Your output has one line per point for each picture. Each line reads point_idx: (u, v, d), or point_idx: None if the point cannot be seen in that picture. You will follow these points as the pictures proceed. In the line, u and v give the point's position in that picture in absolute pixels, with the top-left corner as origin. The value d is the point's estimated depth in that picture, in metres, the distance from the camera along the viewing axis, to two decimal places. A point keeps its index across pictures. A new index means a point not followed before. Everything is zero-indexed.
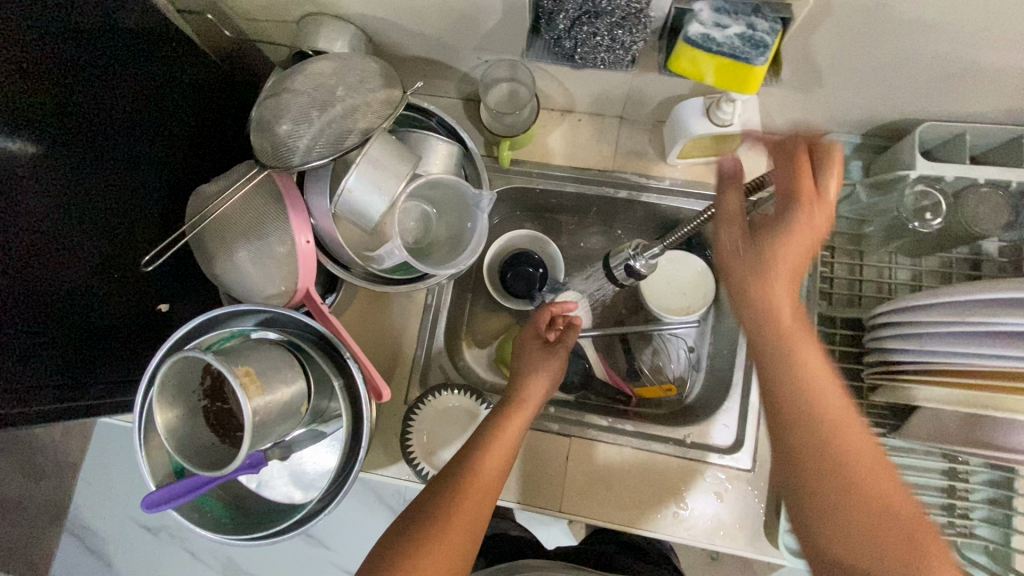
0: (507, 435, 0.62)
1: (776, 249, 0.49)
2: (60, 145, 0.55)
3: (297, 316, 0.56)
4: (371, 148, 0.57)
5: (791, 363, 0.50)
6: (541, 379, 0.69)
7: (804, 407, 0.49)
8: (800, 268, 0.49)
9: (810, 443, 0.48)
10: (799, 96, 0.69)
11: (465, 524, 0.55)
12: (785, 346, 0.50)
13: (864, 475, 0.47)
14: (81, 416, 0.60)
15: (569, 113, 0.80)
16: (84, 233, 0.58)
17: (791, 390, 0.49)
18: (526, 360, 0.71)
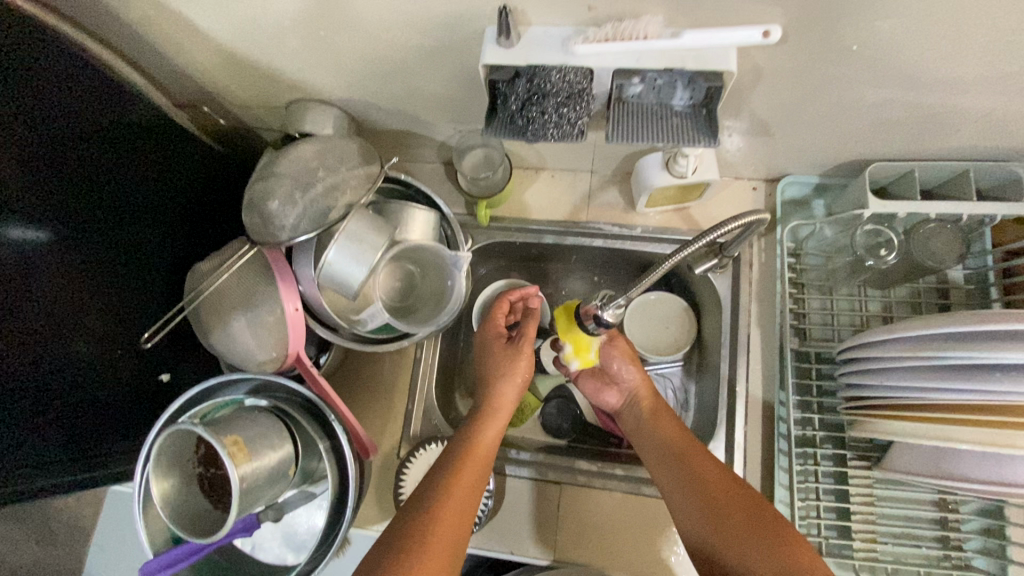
0: (485, 446, 0.66)
1: (645, 426, 0.72)
2: (63, 234, 0.61)
3: (285, 383, 0.59)
4: (350, 223, 0.62)
5: (635, 412, 0.75)
6: (511, 383, 0.72)
7: (642, 438, 0.72)
8: (664, 410, 0.73)
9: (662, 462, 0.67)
10: (755, 145, 0.74)
11: (442, 551, 0.55)
12: (642, 421, 0.73)
13: (708, 474, 0.63)
14: (73, 487, 0.63)
15: (543, 170, 0.85)
16: (85, 316, 0.64)
17: (643, 432, 0.72)
18: (494, 365, 0.74)
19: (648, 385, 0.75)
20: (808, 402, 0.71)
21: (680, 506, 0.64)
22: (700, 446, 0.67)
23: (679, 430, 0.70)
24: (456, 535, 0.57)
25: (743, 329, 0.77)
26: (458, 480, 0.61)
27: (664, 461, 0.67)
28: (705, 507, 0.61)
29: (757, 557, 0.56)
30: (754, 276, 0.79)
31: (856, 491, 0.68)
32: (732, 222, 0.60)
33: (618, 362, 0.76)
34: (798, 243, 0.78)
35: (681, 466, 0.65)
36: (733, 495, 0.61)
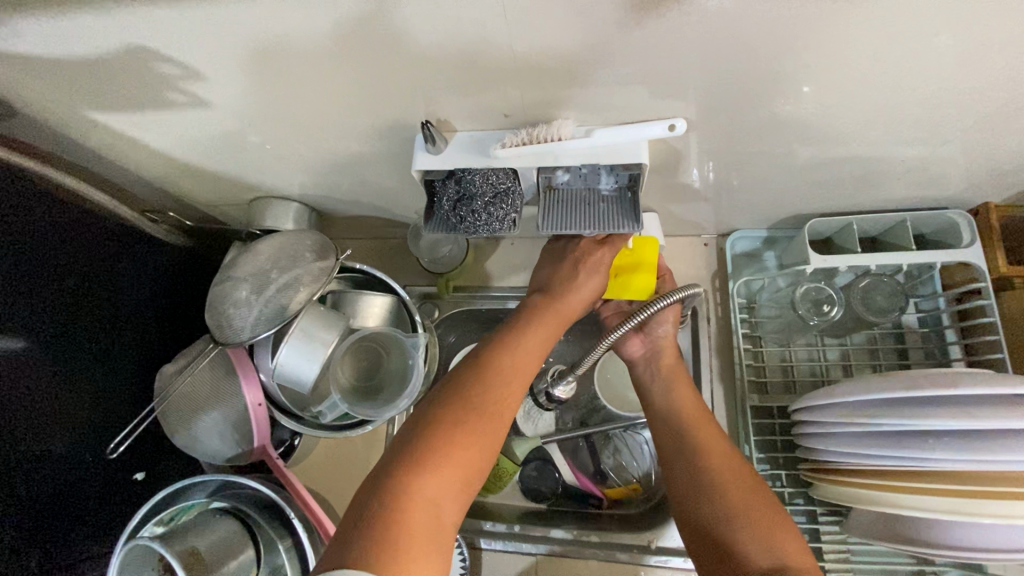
0: (540, 340, 0.62)
1: (660, 383, 0.71)
2: (40, 343, 0.65)
3: (245, 482, 0.61)
4: (301, 322, 0.64)
5: (670, 372, 0.72)
6: (580, 296, 0.67)
7: (671, 400, 0.69)
8: (687, 384, 0.70)
9: (681, 427, 0.65)
10: (700, 205, 0.76)
11: (481, 438, 0.51)
12: (675, 383, 0.70)
13: (712, 448, 0.61)
14: None
15: (502, 240, 0.88)
16: (58, 424, 0.66)
17: (676, 392, 0.69)
18: (566, 275, 0.68)
19: (675, 350, 0.75)
20: (775, 458, 0.71)
21: (683, 458, 0.62)
22: (712, 422, 0.65)
23: (691, 400, 0.68)
24: (505, 421, 0.54)
25: (706, 385, 0.77)
26: (516, 366, 0.58)
27: (684, 426, 0.65)
28: (708, 482, 0.58)
29: (737, 522, 0.54)
30: (713, 330, 0.80)
31: (830, 548, 0.67)
32: (670, 296, 0.62)
33: (662, 320, 0.74)
34: (751, 295, 0.79)
35: (689, 438, 0.63)
36: (733, 469, 0.59)
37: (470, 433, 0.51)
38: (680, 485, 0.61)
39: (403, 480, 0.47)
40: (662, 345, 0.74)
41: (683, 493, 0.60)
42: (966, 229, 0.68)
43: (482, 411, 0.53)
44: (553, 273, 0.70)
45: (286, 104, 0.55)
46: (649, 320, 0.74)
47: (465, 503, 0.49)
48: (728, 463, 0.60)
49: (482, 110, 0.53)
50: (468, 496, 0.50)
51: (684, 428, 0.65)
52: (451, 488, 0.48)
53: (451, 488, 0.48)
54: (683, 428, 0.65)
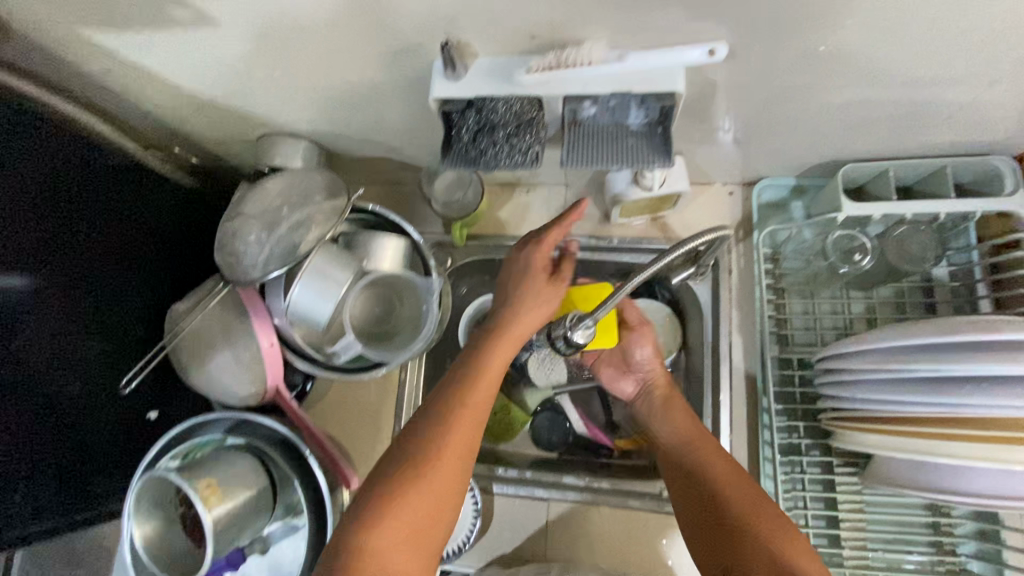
0: (493, 369, 0.60)
1: (658, 409, 0.74)
2: (44, 283, 0.61)
3: (262, 420, 0.61)
4: (314, 259, 0.63)
5: (661, 398, 0.75)
6: (532, 314, 0.63)
7: (665, 426, 0.72)
8: (680, 406, 0.73)
9: (683, 451, 0.68)
10: (727, 149, 0.72)
11: (434, 492, 0.52)
12: (667, 408, 0.73)
13: (712, 467, 0.64)
14: (61, 529, 0.66)
15: (518, 185, 0.85)
16: (65, 363, 0.63)
17: (670, 417, 0.72)
18: (518, 292, 0.64)
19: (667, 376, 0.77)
20: (793, 410, 0.71)
21: (687, 485, 0.65)
22: (710, 438, 0.68)
23: (686, 421, 0.71)
24: (457, 465, 0.53)
25: (725, 337, 0.76)
26: (464, 406, 0.56)
27: (683, 450, 0.68)
28: (710, 501, 0.62)
29: (752, 543, 0.56)
30: (735, 282, 0.78)
31: (844, 498, 0.67)
32: (696, 238, 0.60)
33: (638, 350, 0.76)
34: (776, 246, 0.76)
35: (684, 457, 0.67)
36: (729, 479, 0.62)
37: (418, 492, 0.51)
38: (693, 512, 0.64)
39: (358, 542, 0.49)
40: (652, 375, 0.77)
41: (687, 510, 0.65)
42: (1010, 177, 0.65)
43: (430, 466, 0.52)
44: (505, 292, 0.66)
45: (293, 24, 0.51)
46: (629, 353, 0.77)
47: (429, 554, 0.51)
48: (729, 481, 0.62)
49: (506, 32, 0.49)
50: (429, 542, 0.52)
51: (683, 452, 0.68)
52: (408, 543, 0.50)
53: (408, 545, 0.50)
54: (683, 452, 0.68)
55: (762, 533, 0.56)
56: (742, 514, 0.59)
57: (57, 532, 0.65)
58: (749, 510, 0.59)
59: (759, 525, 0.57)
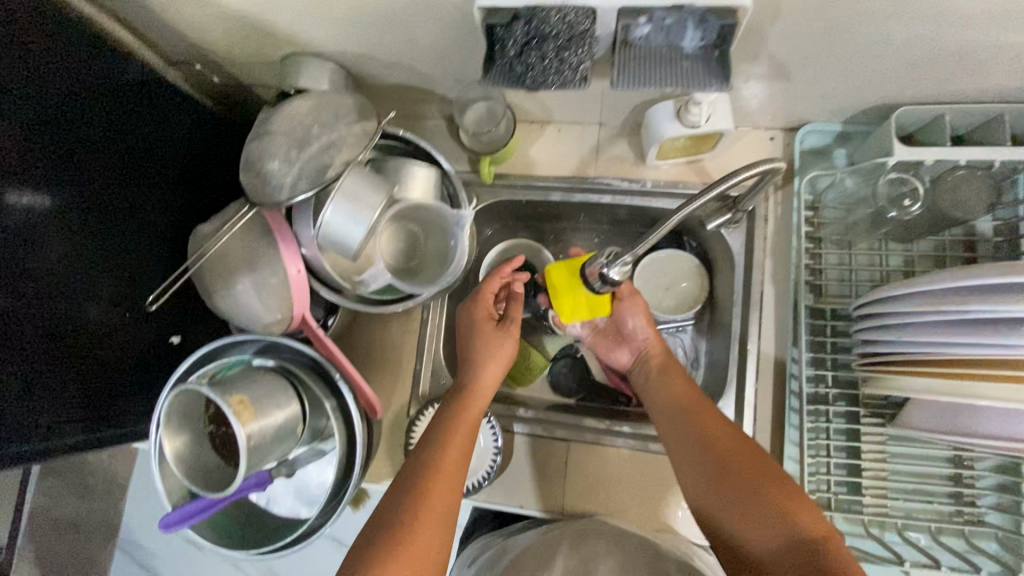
0: (463, 427, 0.64)
1: (653, 380, 0.71)
2: (64, 202, 0.58)
3: (291, 343, 0.60)
4: (345, 181, 0.60)
5: (654, 374, 0.72)
6: (494, 366, 0.70)
7: (663, 400, 0.68)
8: (679, 377, 0.70)
9: (681, 421, 0.64)
10: (774, 89, 0.68)
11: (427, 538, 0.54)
12: (665, 383, 0.70)
13: (715, 432, 0.61)
14: (96, 445, 0.65)
15: (549, 124, 0.82)
16: (83, 280, 0.61)
17: (667, 390, 0.69)
18: (481, 343, 0.71)
19: (662, 344, 0.74)
20: (822, 359, 0.70)
21: (688, 453, 0.61)
22: (709, 403, 0.65)
23: (685, 391, 0.68)
24: (444, 510, 0.57)
25: (756, 286, 0.74)
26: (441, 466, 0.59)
27: (681, 421, 0.64)
28: (715, 468, 0.58)
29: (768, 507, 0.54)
30: (770, 231, 0.76)
31: (868, 447, 0.67)
32: (743, 170, 0.59)
33: (633, 320, 0.74)
34: (816, 194, 0.74)
35: (686, 424, 0.63)
36: (732, 445, 0.59)
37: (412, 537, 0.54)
38: (696, 480, 0.60)
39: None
40: (648, 350, 0.74)
41: (691, 484, 0.60)
42: None
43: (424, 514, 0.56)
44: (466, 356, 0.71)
45: None
46: (622, 324, 0.76)
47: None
48: (736, 447, 0.59)
49: None
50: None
51: (682, 423, 0.64)
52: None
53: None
54: (682, 423, 0.64)
55: (777, 498, 0.54)
56: (753, 479, 0.56)
57: (91, 449, 0.65)
58: (761, 475, 0.56)
59: (774, 488, 0.55)
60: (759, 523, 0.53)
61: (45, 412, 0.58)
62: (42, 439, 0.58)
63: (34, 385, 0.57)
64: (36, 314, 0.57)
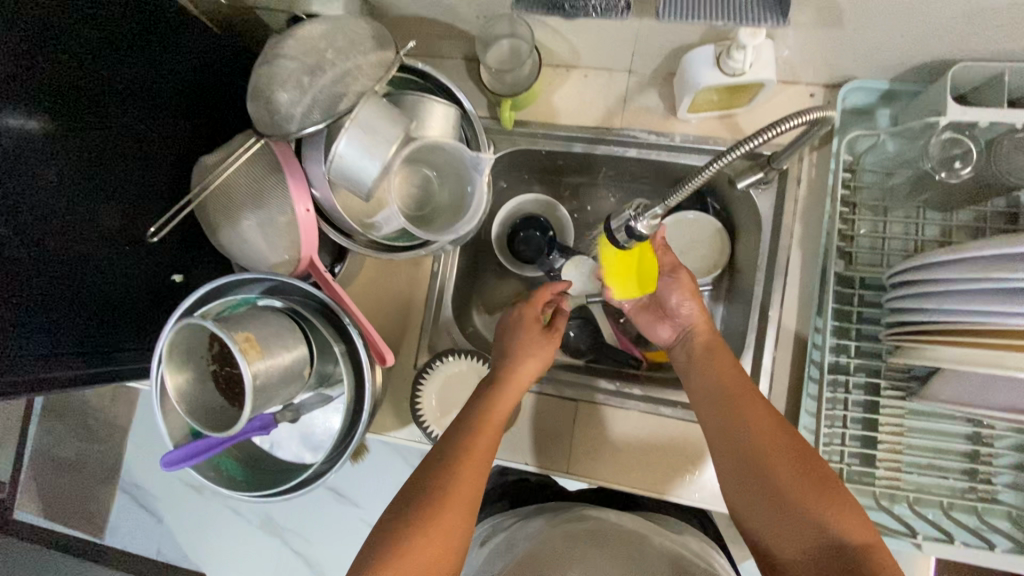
0: (494, 419, 0.64)
1: (696, 362, 0.66)
2: (60, 124, 0.55)
3: (299, 284, 0.57)
4: (361, 111, 0.55)
5: (695, 352, 0.67)
6: (532, 363, 0.69)
7: (705, 383, 0.64)
8: (726, 359, 0.65)
9: (725, 410, 0.60)
10: (822, 39, 0.64)
11: (444, 535, 0.55)
12: (708, 363, 0.65)
13: (761, 427, 0.57)
14: (106, 380, 0.63)
15: (575, 69, 0.77)
16: (75, 202, 0.57)
17: (711, 372, 0.64)
18: (520, 346, 0.70)
19: (708, 323, 0.69)
20: (846, 329, 0.68)
21: (730, 447, 0.59)
22: (754, 390, 0.61)
23: (730, 377, 0.62)
24: (463, 507, 0.57)
25: (783, 250, 0.71)
26: (471, 453, 0.60)
27: (724, 408, 0.60)
28: (757, 467, 0.56)
29: (811, 516, 0.52)
30: (802, 194, 0.72)
31: (886, 420, 0.65)
32: (792, 117, 0.55)
33: (677, 296, 0.70)
34: (854, 156, 0.70)
35: (726, 414, 0.60)
36: (778, 445, 0.56)
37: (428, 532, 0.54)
38: (735, 474, 0.58)
39: None
40: (695, 325, 0.69)
41: (725, 475, 0.59)
42: None
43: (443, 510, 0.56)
44: (502, 354, 0.71)
45: None
46: (664, 300, 0.72)
47: None
48: (781, 445, 0.56)
49: None
50: None
51: (724, 411, 0.60)
52: None
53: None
54: (724, 411, 0.60)
55: (822, 508, 0.52)
56: (797, 483, 0.54)
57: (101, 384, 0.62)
58: (807, 479, 0.54)
59: (820, 494, 0.52)
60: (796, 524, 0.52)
61: (36, 339, 0.55)
62: (49, 370, 0.56)
63: (34, 314, 0.54)
64: (23, 231, 0.53)
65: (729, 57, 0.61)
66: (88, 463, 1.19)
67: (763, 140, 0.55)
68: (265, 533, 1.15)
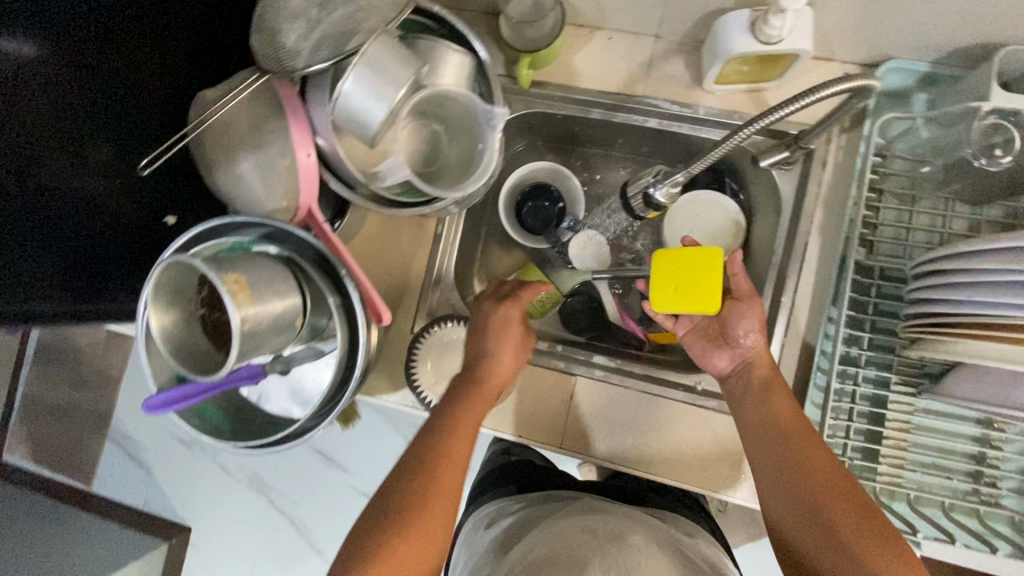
0: (469, 422, 0.63)
1: (750, 393, 0.62)
2: (54, 47, 0.51)
3: (297, 232, 0.54)
4: (370, 49, 0.52)
5: (747, 382, 0.63)
6: (500, 368, 0.66)
7: (759, 417, 0.60)
8: (783, 395, 0.60)
9: (782, 450, 0.57)
10: (865, 11, 0.60)
11: (422, 543, 0.55)
12: (764, 396, 0.61)
13: (822, 474, 0.54)
14: (91, 315, 0.61)
15: (599, 30, 0.73)
16: (58, 129, 0.54)
17: (767, 407, 0.60)
18: (493, 348, 0.67)
19: (770, 359, 0.64)
20: (860, 320, 0.65)
21: (786, 490, 0.56)
22: (811, 431, 0.57)
23: (792, 418, 0.58)
24: (440, 525, 0.57)
25: (802, 235, 0.69)
26: (448, 458, 0.60)
27: (781, 449, 0.57)
28: (816, 517, 0.53)
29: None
30: (826, 177, 0.69)
31: (894, 415, 0.63)
32: (831, 85, 0.52)
33: (744, 325, 0.64)
34: (885, 141, 0.67)
35: (783, 455, 0.57)
36: (839, 493, 0.53)
37: (409, 541, 0.55)
38: (790, 518, 0.55)
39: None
40: (751, 355, 0.64)
41: (778, 516, 0.56)
42: None
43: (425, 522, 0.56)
44: (473, 352, 0.68)
45: None
46: (728, 327, 0.66)
47: None
48: (841, 496, 0.53)
49: None
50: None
51: (782, 452, 0.57)
52: None
53: None
54: (782, 452, 0.57)
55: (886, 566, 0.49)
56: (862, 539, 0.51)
57: (86, 320, 0.61)
58: (869, 534, 0.51)
59: (886, 552, 0.50)
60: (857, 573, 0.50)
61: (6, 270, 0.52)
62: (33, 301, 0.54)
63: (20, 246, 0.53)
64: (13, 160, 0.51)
65: (766, 22, 0.57)
66: (76, 413, 1.18)
67: (794, 109, 0.54)
68: (252, 491, 1.15)
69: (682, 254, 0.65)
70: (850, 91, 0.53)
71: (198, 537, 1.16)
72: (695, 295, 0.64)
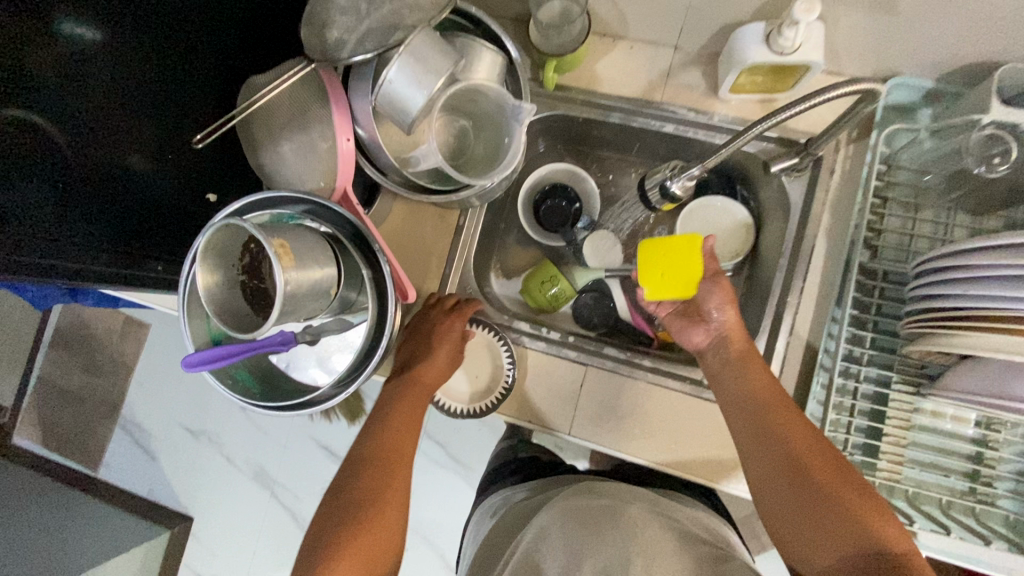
0: (411, 425, 0.66)
1: (728, 368, 0.64)
2: (115, 33, 0.56)
3: (334, 208, 0.58)
4: (414, 40, 0.55)
5: (723, 357, 0.65)
6: (432, 371, 0.71)
7: (737, 389, 0.62)
8: (758, 368, 0.62)
9: (758, 419, 0.59)
10: (872, 28, 0.64)
11: (382, 533, 0.58)
12: (740, 369, 0.63)
13: (798, 438, 0.56)
14: (138, 282, 0.63)
15: (621, 40, 0.77)
16: (115, 105, 0.58)
17: (743, 379, 0.62)
18: (426, 352, 0.71)
19: (743, 332, 0.66)
20: (862, 320, 0.68)
21: (765, 456, 0.57)
22: (788, 400, 0.59)
23: (767, 387, 0.60)
24: (393, 514, 0.60)
25: (809, 238, 0.72)
26: (394, 453, 0.64)
27: (758, 417, 0.59)
28: (795, 479, 0.54)
29: (854, 532, 0.50)
30: (833, 184, 0.72)
31: (894, 413, 0.66)
32: (841, 85, 0.55)
33: (715, 299, 0.67)
34: (891, 151, 0.70)
35: (761, 422, 0.58)
36: (817, 455, 0.55)
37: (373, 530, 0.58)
38: (771, 485, 0.56)
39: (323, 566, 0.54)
40: (725, 332, 0.66)
41: (757, 484, 0.57)
42: None
43: (384, 512, 0.59)
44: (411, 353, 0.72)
45: None
46: (701, 302, 0.68)
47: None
48: (818, 458, 0.55)
49: None
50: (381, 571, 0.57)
51: (759, 420, 0.59)
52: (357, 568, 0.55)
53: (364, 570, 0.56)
54: (759, 420, 0.59)
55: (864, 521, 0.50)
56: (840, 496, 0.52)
57: (133, 288, 0.63)
58: (846, 491, 0.52)
59: (864, 509, 0.51)
60: (834, 532, 0.51)
61: (59, 228, 0.55)
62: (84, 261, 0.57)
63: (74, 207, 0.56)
64: (77, 130, 0.55)
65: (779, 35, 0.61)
66: (91, 398, 1.21)
67: (807, 105, 0.56)
68: (256, 483, 1.16)
69: (665, 243, 0.71)
70: (857, 92, 0.56)
71: (199, 527, 1.18)
72: (679, 280, 0.69)
